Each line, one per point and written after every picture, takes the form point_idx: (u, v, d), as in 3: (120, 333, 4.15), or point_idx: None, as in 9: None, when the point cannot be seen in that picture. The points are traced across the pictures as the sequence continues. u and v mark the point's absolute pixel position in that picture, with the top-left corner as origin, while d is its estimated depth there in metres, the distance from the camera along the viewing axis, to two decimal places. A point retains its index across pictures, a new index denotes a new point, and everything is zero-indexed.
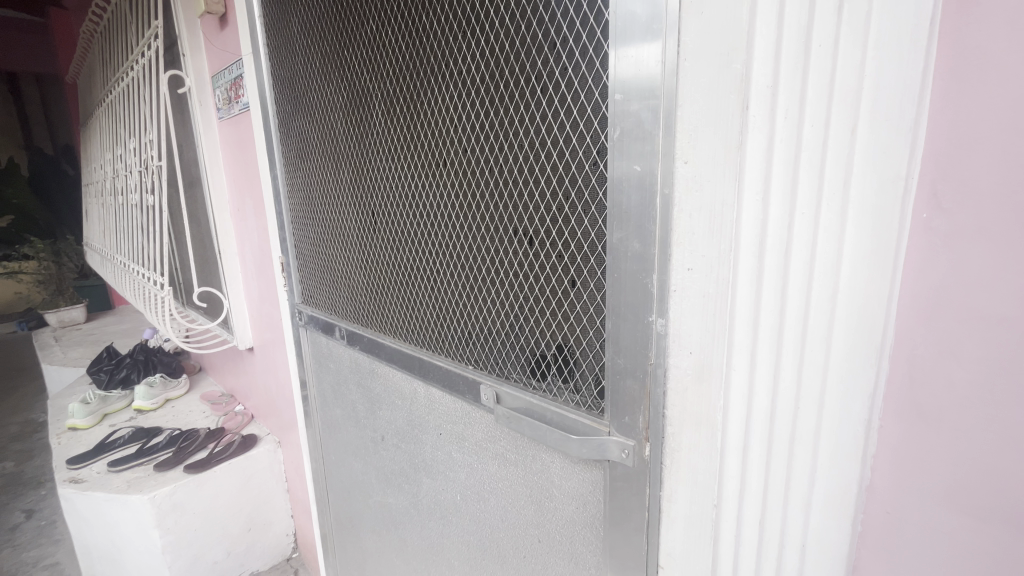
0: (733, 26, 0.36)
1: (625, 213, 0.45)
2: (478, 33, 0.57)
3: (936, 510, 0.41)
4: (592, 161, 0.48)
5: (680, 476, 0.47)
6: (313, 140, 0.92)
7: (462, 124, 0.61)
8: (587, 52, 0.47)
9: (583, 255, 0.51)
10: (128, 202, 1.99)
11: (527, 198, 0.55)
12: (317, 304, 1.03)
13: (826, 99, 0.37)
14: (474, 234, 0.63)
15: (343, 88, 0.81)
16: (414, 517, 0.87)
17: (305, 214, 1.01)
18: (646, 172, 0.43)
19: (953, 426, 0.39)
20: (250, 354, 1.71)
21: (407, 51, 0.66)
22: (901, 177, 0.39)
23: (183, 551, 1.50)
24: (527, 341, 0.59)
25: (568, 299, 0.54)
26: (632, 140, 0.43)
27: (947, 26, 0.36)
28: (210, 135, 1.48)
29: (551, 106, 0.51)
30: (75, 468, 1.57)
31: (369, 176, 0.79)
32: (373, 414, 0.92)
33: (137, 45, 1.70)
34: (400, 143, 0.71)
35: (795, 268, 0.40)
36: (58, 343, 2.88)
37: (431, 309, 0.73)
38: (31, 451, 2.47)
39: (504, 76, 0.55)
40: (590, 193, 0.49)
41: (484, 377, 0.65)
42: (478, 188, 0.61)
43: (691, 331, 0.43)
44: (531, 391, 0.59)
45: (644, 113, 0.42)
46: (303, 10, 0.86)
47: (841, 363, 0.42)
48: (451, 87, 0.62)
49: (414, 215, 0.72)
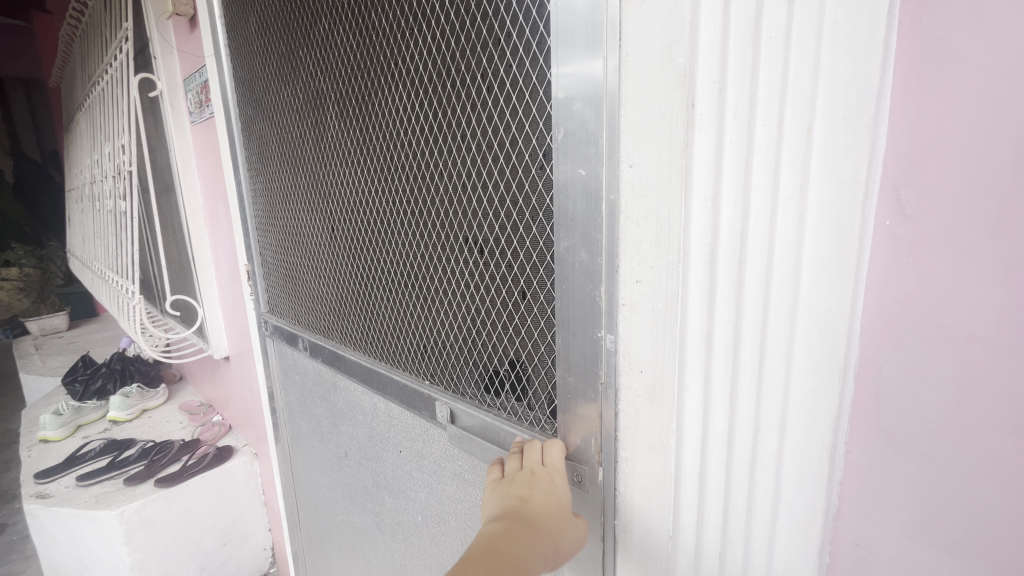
0: (675, 18, 0.34)
1: (570, 219, 0.42)
2: (425, 30, 0.54)
3: (907, 543, 0.38)
4: (538, 165, 0.45)
5: (636, 501, 0.44)
6: (274, 145, 0.88)
7: (411, 126, 0.58)
8: (530, 47, 0.44)
9: (532, 266, 0.48)
10: (104, 206, 1.94)
11: (477, 207, 0.52)
12: (282, 314, 0.99)
13: (779, 96, 0.34)
14: (426, 240, 0.60)
15: (300, 92, 0.77)
16: (377, 537, 0.83)
17: (269, 223, 0.97)
18: (591, 176, 0.40)
19: (923, 453, 0.36)
20: (227, 363, 1.67)
21: (358, 50, 0.63)
22: (860, 182, 0.34)
23: (154, 568, 1.45)
24: (480, 356, 0.56)
25: (520, 313, 0.50)
26: (576, 142, 0.41)
27: (908, 15, 0.33)
28: (183, 139, 1.44)
29: (498, 105, 0.48)
30: (43, 483, 1.52)
31: (326, 180, 0.76)
32: (337, 428, 0.88)
33: (111, 48, 1.66)
34: (354, 146, 0.68)
35: (750, 281, 0.36)
36: (37, 351, 2.82)
37: (387, 320, 0.69)
38: (7, 464, 2.41)
39: (451, 75, 0.52)
40: (538, 198, 0.46)
41: (438, 393, 0.61)
42: (429, 193, 0.58)
43: (642, 348, 0.40)
44: (486, 410, 0.56)
45: (586, 112, 0.39)
46: (259, 8, 0.83)
47: (802, 386, 0.38)
48: (401, 88, 0.58)
49: (369, 220, 0.69)
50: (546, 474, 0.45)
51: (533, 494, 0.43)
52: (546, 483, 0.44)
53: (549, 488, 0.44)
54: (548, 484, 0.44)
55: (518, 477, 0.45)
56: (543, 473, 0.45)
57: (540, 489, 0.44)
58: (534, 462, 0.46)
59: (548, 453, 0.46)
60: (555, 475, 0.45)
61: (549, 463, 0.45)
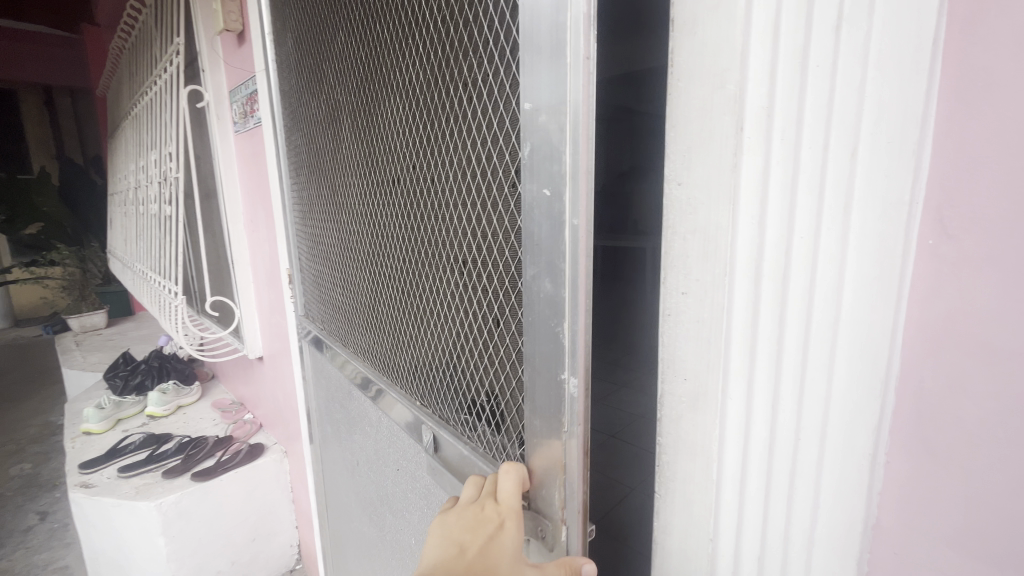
0: (725, 45, 0.35)
1: (535, 241, 0.45)
2: (424, 57, 0.57)
3: (947, 555, 0.38)
4: (511, 186, 0.48)
5: (676, 503, 0.45)
6: (308, 159, 0.95)
7: (412, 147, 0.63)
8: (504, 68, 0.47)
9: (506, 292, 0.51)
10: (148, 210, 2.03)
11: (463, 233, 0.56)
12: (313, 318, 1.04)
13: (825, 120, 0.36)
14: (424, 258, 0.64)
15: (331, 112, 0.84)
16: (379, 551, 0.87)
17: (305, 228, 1.02)
18: (555, 195, 0.42)
19: (965, 465, 0.37)
20: (260, 363, 1.73)
21: (375, 76, 0.68)
22: (903, 203, 0.37)
23: (187, 559, 1.51)
24: (465, 378, 0.59)
25: (498, 339, 0.53)
26: (542, 158, 0.43)
27: (951, 47, 0.35)
28: (227, 148, 1.51)
29: (479, 131, 0.51)
30: (87, 473, 1.60)
31: (346, 195, 0.82)
32: (352, 437, 0.91)
33: (161, 61, 1.74)
34: (369, 164, 0.73)
35: (794, 295, 0.38)
36: (78, 347, 2.95)
37: (392, 333, 0.74)
38: (48, 454, 2.52)
39: (443, 100, 0.55)
40: (511, 220, 0.49)
41: (428, 416, 0.65)
42: (426, 212, 0.62)
43: (686, 357, 0.42)
44: (465, 441, 0.58)
45: (552, 125, 0.41)
46: (297, 31, 0.90)
47: (845, 394, 0.40)
48: (406, 113, 0.63)
49: (380, 235, 0.73)
50: (495, 515, 0.45)
51: (475, 538, 0.44)
52: (492, 525, 0.44)
53: (494, 531, 0.44)
54: (493, 527, 0.44)
55: (467, 516, 0.46)
56: (492, 511, 0.45)
57: (485, 533, 0.44)
58: (486, 499, 0.46)
59: (503, 487, 0.47)
60: (505, 517, 0.45)
61: (500, 500, 0.46)
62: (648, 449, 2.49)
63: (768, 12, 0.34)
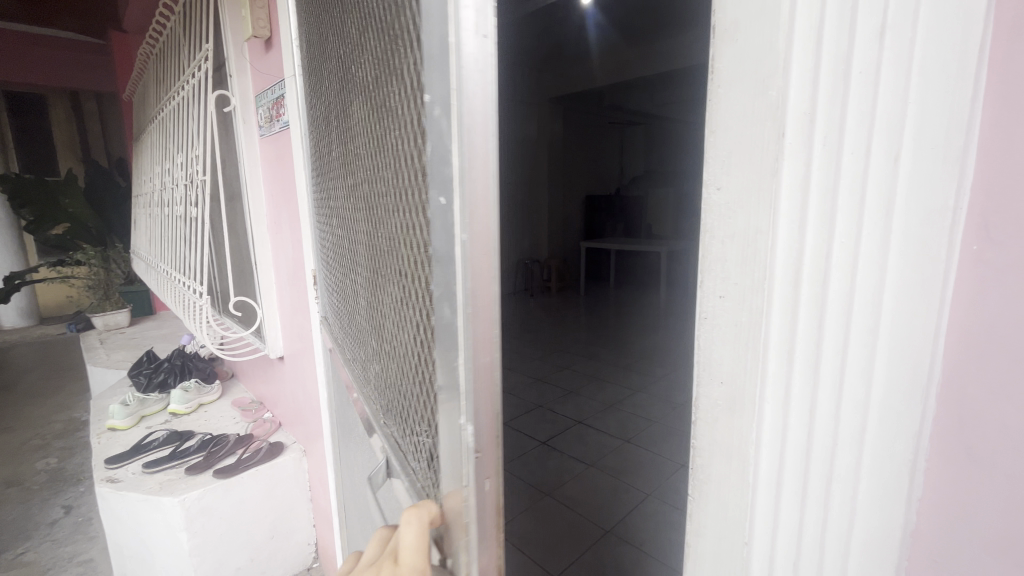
0: (768, 52, 0.36)
1: (434, 251, 0.41)
2: (375, 60, 0.55)
3: (989, 565, 0.38)
4: (424, 215, 0.45)
5: (711, 506, 0.46)
6: (324, 165, 0.95)
7: (371, 166, 0.62)
8: (416, 86, 0.43)
9: (425, 330, 0.48)
10: (173, 212, 2.07)
11: (401, 246, 0.53)
12: (332, 322, 1.04)
13: (867, 126, 0.36)
14: (381, 278, 0.64)
15: (332, 118, 0.83)
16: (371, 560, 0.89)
17: (324, 232, 1.02)
18: (448, 207, 0.37)
19: (1009, 473, 0.36)
20: (281, 363, 1.75)
21: (353, 81, 0.67)
22: (947, 208, 0.37)
23: (209, 555, 1.53)
24: (408, 409, 0.58)
25: (422, 376, 0.51)
26: (438, 162, 0.38)
27: (997, 52, 0.35)
28: (252, 151, 1.54)
29: (404, 133, 0.48)
30: (112, 468, 1.63)
31: (341, 209, 0.83)
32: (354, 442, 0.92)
33: (188, 66, 1.78)
34: (351, 180, 0.74)
35: (834, 300, 0.38)
36: (102, 346, 3.01)
37: (370, 349, 0.75)
38: (73, 450, 2.58)
39: (388, 103, 0.53)
40: (425, 249, 0.46)
41: (387, 441, 0.65)
42: (381, 234, 0.61)
43: (723, 361, 0.43)
44: (406, 476, 0.58)
45: (442, 121, 0.36)
46: (311, 45, 0.93)
47: (884, 399, 0.40)
48: (369, 117, 0.61)
49: (359, 252, 0.75)
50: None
51: None
52: None
53: None
54: None
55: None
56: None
57: None
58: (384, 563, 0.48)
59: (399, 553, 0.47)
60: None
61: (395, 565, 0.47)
62: (663, 454, 2.48)
63: (812, 18, 0.35)
